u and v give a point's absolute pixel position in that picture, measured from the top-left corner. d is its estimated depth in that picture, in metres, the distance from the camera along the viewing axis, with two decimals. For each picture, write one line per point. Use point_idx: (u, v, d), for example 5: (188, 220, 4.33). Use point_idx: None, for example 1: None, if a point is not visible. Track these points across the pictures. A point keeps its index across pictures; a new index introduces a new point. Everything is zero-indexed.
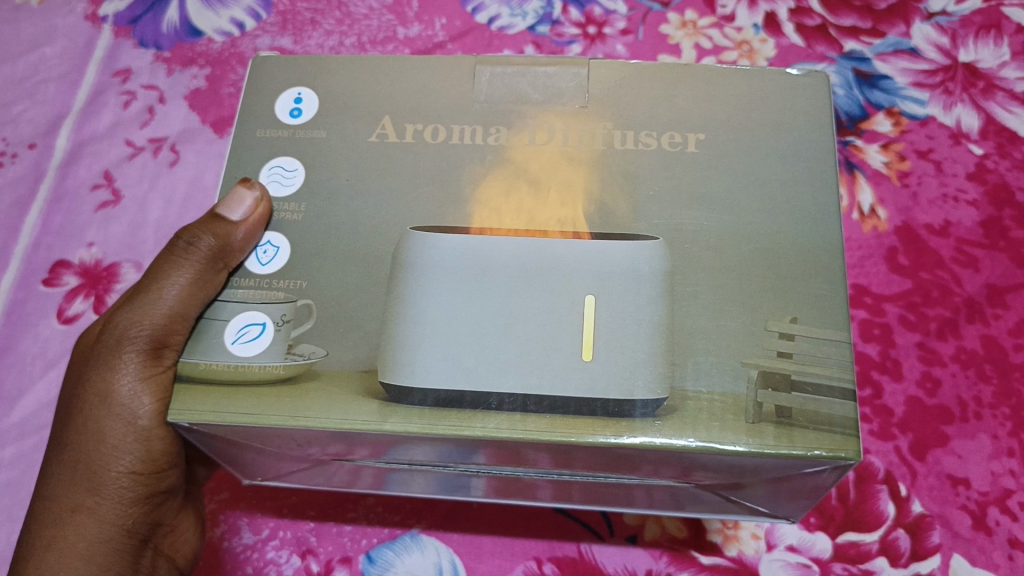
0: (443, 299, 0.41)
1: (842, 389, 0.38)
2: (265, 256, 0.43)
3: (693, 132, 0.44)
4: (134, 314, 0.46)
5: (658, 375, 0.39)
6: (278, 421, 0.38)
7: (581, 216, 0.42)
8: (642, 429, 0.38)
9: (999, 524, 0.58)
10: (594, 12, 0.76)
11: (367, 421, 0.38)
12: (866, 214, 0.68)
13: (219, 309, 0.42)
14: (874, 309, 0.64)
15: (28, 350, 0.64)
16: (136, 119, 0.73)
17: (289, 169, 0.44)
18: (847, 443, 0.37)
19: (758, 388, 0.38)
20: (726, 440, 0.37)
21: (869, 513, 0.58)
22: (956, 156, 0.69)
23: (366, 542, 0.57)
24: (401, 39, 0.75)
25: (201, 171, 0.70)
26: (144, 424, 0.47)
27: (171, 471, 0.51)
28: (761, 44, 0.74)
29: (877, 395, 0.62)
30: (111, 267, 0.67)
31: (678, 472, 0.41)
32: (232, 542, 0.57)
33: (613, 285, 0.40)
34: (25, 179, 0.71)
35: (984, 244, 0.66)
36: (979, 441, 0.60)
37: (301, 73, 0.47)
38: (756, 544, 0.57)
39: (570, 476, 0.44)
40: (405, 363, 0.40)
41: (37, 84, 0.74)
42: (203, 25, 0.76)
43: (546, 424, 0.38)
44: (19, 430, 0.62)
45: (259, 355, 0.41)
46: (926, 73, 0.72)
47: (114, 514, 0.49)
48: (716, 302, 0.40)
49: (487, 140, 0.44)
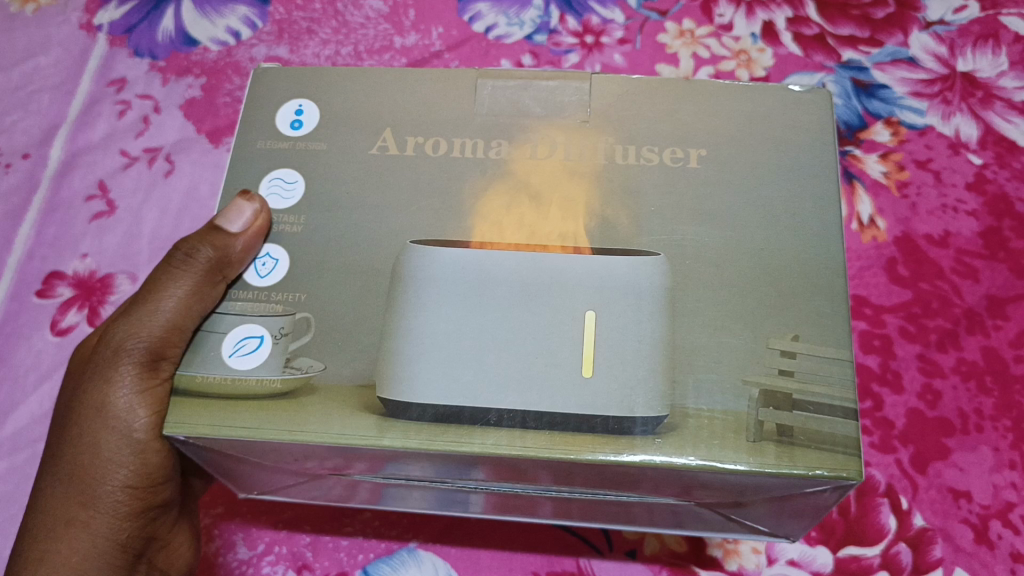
0: (442, 315, 0.40)
1: (844, 409, 0.38)
2: (264, 268, 0.43)
3: (695, 148, 0.43)
4: (131, 325, 0.46)
5: (659, 392, 0.39)
6: (276, 435, 0.38)
7: (582, 231, 0.41)
8: (642, 446, 0.37)
9: (1001, 538, 0.57)
10: (591, 21, 0.76)
11: (366, 436, 0.38)
12: (865, 224, 0.67)
13: (216, 321, 0.42)
14: (874, 320, 0.64)
15: (22, 362, 0.64)
16: (131, 129, 0.72)
17: (288, 182, 0.44)
18: (849, 463, 0.37)
19: (760, 406, 0.38)
20: (727, 459, 0.37)
21: (870, 527, 0.57)
22: (956, 166, 0.69)
23: (363, 557, 0.56)
24: (397, 48, 0.75)
25: (198, 180, 0.70)
26: (140, 437, 0.46)
27: (167, 485, 0.50)
28: (759, 54, 0.74)
29: (878, 407, 0.61)
30: (106, 278, 0.66)
31: (680, 491, 0.41)
32: (227, 557, 0.57)
33: (613, 301, 0.40)
34: (18, 189, 0.70)
35: (984, 255, 0.66)
36: (980, 453, 0.60)
37: (301, 84, 0.46)
38: (757, 559, 0.57)
39: (569, 492, 0.44)
40: (403, 379, 0.40)
41: (32, 93, 0.74)
42: (199, 34, 0.75)
43: (545, 441, 0.38)
44: (12, 444, 0.61)
45: (256, 369, 0.40)
46: (924, 82, 0.71)
47: (108, 527, 0.48)
48: (719, 319, 0.40)
49: (488, 154, 0.44)
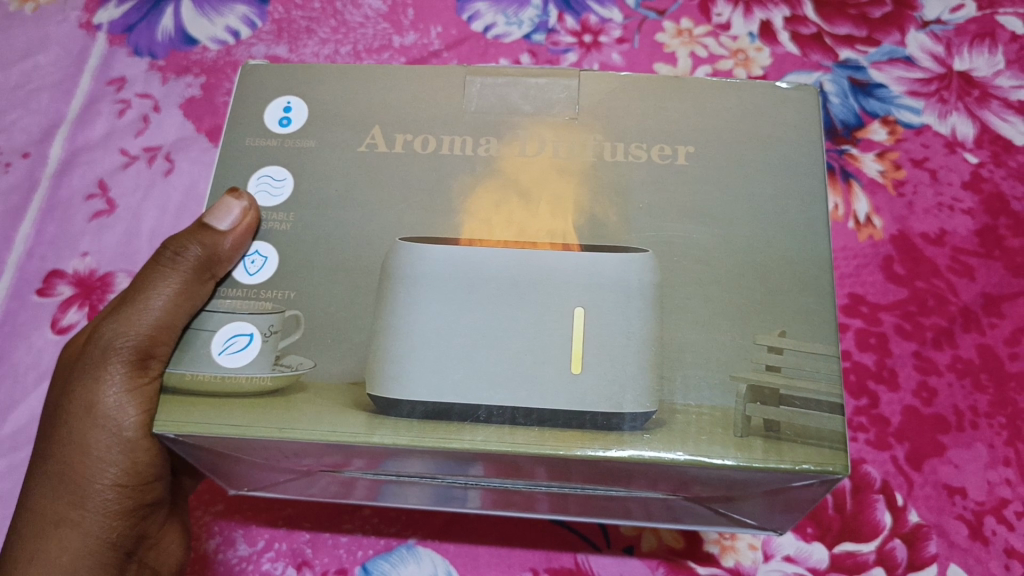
0: (432, 311, 0.41)
1: (831, 404, 0.38)
2: (253, 265, 0.43)
3: (683, 145, 0.43)
4: (120, 324, 0.46)
5: (647, 389, 0.39)
6: (266, 433, 0.38)
7: (572, 228, 0.42)
8: (631, 442, 0.38)
9: (996, 534, 0.58)
10: (590, 20, 0.76)
11: (355, 434, 0.38)
12: (861, 223, 0.67)
13: (206, 319, 0.42)
14: (870, 319, 0.64)
15: (22, 360, 0.64)
16: (130, 128, 0.73)
17: (278, 179, 0.44)
18: (835, 457, 0.37)
19: (747, 401, 0.38)
20: (715, 453, 0.37)
21: (865, 524, 0.58)
22: (952, 165, 0.69)
23: (362, 554, 0.57)
24: (396, 47, 0.76)
25: (197, 179, 0.70)
26: (129, 435, 0.47)
27: (157, 484, 0.50)
28: (756, 53, 0.74)
29: (873, 404, 0.61)
30: (105, 276, 0.67)
31: (675, 486, 0.41)
32: (226, 554, 0.57)
33: (602, 297, 0.40)
34: (19, 188, 0.71)
35: (980, 253, 0.66)
36: (975, 450, 0.60)
37: (291, 82, 0.47)
38: (752, 555, 0.57)
39: (561, 488, 0.44)
40: (393, 375, 0.40)
41: (31, 92, 0.74)
42: (198, 34, 0.76)
43: (535, 437, 0.38)
44: (12, 441, 0.61)
45: (246, 366, 0.41)
46: (920, 81, 0.72)
47: (98, 526, 0.48)
48: (706, 315, 0.40)
49: (477, 151, 0.44)
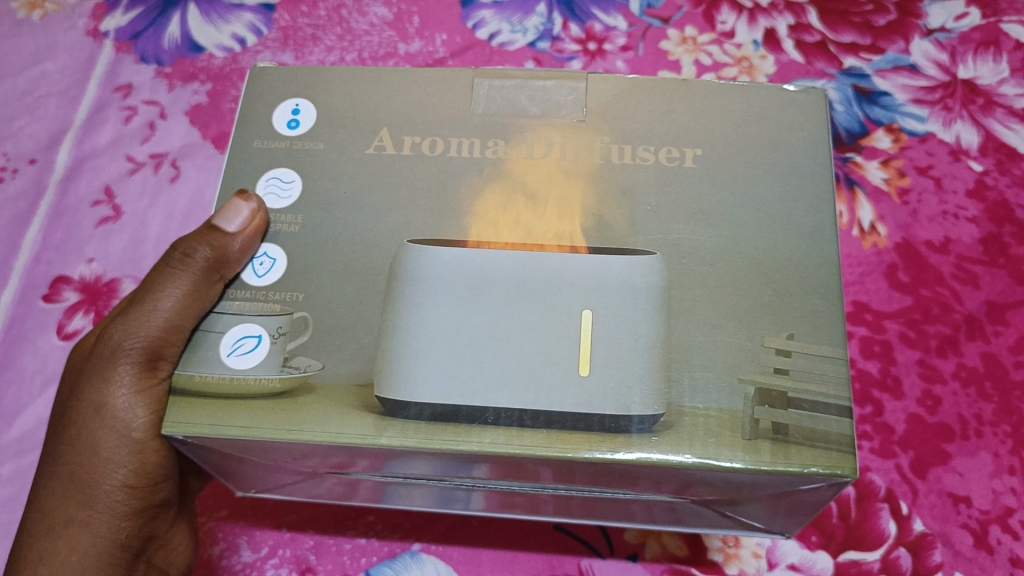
0: (439, 313, 0.41)
1: (838, 407, 0.38)
2: (262, 267, 0.43)
3: (692, 149, 0.44)
4: (129, 325, 0.46)
5: (655, 391, 0.39)
6: (274, 434, 0.38)
7: (580, 231, 0.42)
8: (638, 444, 0.38)
9: (1001, 543, 0.57)
10: (594, 28, 0.77)
11: (363, 435, 0.38)
12: (866, 230, 0.68)
13: (214, 321, 0.42)
14: (874, 326, 0.64)
15: (27, 365, 0.64)
16: (137, 134, 0.73)
17: (286, 181, 0.44)
18: (842, 461, 0.37)
19: (755, 404, 0.38)
20: (722, 457, 0.37)
21: (870, 532, 0.57)
22: (956, 172, 0.69)
23: (365, 560, 0.57)
24: (401, 54, 0.76)
25: (203, 185, 0.71)
26: (139, 436, 0.47)
27: (165, 484, 0.50)
28: (761, 61, 0.74)
29: (878, 412, 0.61)
30: (111, 282, 0.67)
31: (679, 488, 0.41)
32: (231, 560, 0.57)
33: (610, 300, 0.40)
34: (26, 194, 0.71)
35: (984, 260, 0.66)
36: (980, 458, 0.60)
37: (300, 85, 0.47)
38: (757, 563, 0.57)
39: (566, 490, 0.44)
40: (400, 376, 0.40)
41: (38, 98, 0.75)
42: (205, 40, 0.76)
43: (542, 439, 0.38)
44: (17, 446, 0.61)
45: (254, 368, 0.41)
46: (925, 89, 0.72)
47: (107, 527, 0.48)
48: (713, 320, 0.40)
49: (485, 154, 0.44)
